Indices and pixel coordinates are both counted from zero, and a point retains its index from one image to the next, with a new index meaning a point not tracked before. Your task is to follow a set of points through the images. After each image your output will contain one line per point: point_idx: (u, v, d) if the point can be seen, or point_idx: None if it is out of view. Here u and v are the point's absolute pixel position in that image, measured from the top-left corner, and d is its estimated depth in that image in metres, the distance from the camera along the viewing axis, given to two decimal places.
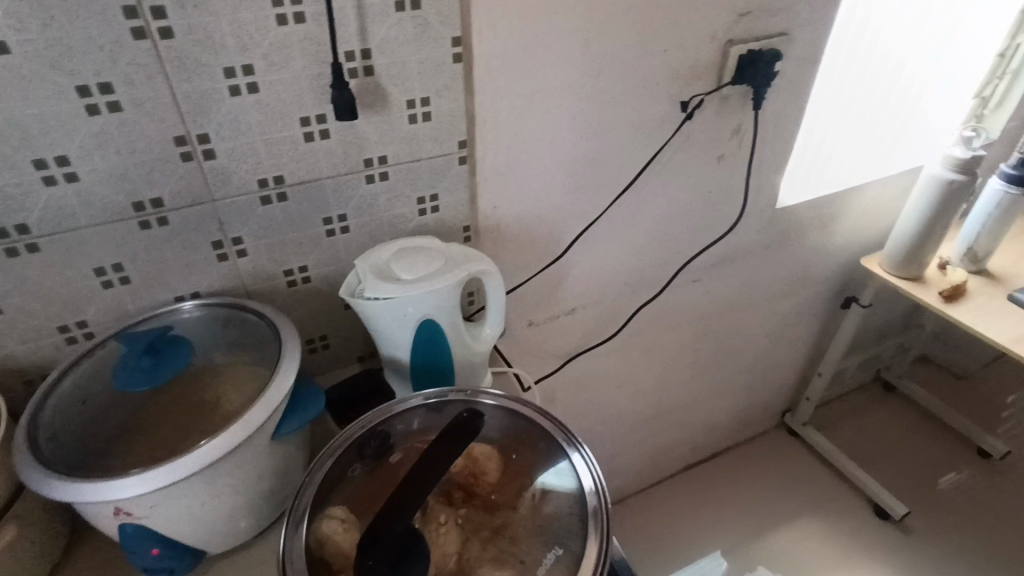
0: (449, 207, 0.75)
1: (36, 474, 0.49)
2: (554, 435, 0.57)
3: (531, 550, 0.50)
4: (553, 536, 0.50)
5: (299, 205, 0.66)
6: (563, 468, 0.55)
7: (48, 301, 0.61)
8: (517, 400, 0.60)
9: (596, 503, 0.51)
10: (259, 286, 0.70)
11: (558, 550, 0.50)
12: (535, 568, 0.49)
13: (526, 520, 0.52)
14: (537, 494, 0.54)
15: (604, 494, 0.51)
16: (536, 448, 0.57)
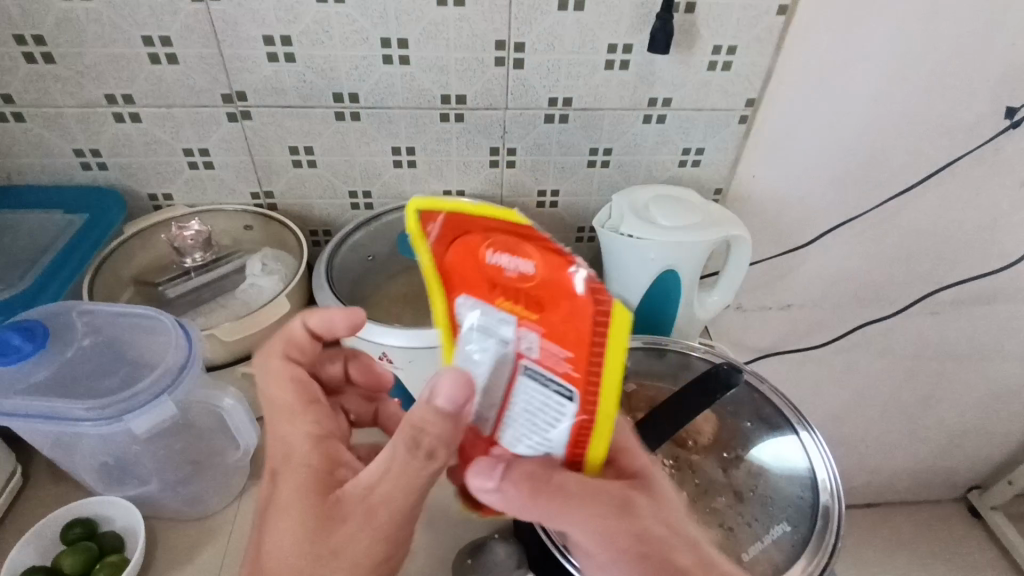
0: (711, 165, 0.74)
1: (332, 306, 0.59)
2: (788, 413, 0.55)
3: (757, 516, 0.50)
4: (780, 511, 0.50)
5: (575, 130, 0.69)
6: (795, 448, 0.53)
7: (350, 166, 0.70)
8: (752, 373, 0.58)
9: (830, 503, 0.49)
10: (514, 199, 0.74)
11: (785, 526, 0.49)
12: (759, 534, 0.48)
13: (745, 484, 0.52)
14: (753, 469, 0.53)
15: (841, 493, 0.49)
16: (761, 425, 0.55)
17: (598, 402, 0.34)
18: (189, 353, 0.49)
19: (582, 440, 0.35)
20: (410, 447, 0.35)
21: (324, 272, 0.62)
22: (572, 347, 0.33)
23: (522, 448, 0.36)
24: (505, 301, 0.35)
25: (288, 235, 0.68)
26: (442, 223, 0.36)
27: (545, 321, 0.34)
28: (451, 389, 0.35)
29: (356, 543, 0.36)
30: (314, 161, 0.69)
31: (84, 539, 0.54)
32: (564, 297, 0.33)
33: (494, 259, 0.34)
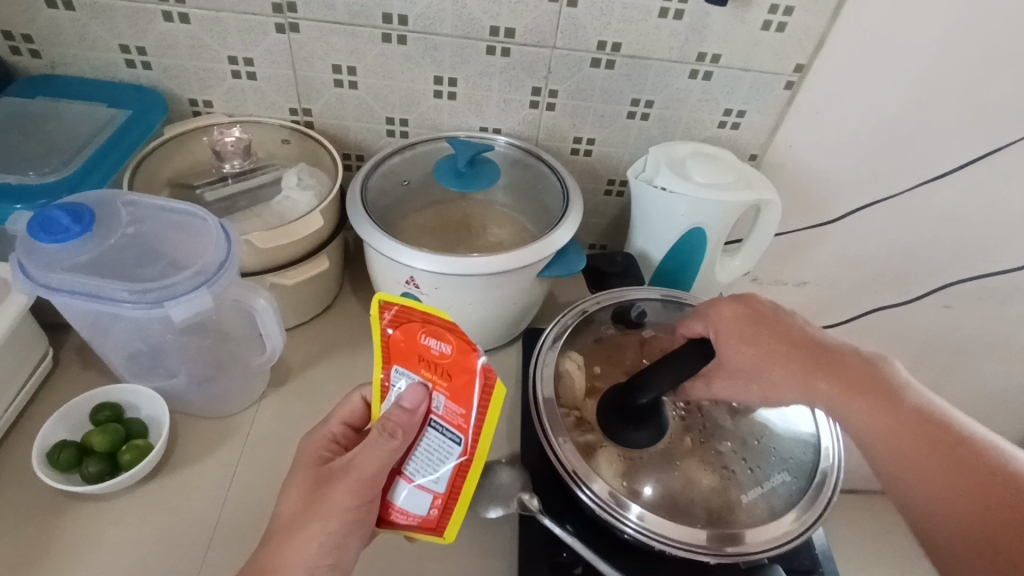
0: (750, 129, 0.74)
1: (365, 226, 0.61)
2: None
3: (761, 464, 0.52)
4: (783, 463, 0.52)
5: (619, 78, 0.68)
6: (804, 413, 0.55)
7: (391, 92, 0.70)
8: None
9: (829, 469, 0.52)
10: (549, 143, 0.74)
11: (785, 476, 0.52)
12: (760, 481, 0.51)
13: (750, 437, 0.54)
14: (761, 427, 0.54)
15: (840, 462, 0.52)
16: None
17: (479, 448, 0.44)
18: (228, 254, 0.50)
19: (462, 473, 0.45)
20: (379, 431, 0.45)
21: (360, 194, 0.63)
22: (465, 408, 0.43)
23: (421, 480, 0.46)
24: (425, 372, 0.44)
25: (323, 154, 0.68)
26: (397, 311, 0.44)
27: (451, 388, 0.43)
28: (412, 396, 0.44)
29: (338, 496, 0.46)
30: (356, 83, 0.69)
31: (112, 421, 0.56)
32: (467, 375, 0.42)
33: (423, 342, 0.43)
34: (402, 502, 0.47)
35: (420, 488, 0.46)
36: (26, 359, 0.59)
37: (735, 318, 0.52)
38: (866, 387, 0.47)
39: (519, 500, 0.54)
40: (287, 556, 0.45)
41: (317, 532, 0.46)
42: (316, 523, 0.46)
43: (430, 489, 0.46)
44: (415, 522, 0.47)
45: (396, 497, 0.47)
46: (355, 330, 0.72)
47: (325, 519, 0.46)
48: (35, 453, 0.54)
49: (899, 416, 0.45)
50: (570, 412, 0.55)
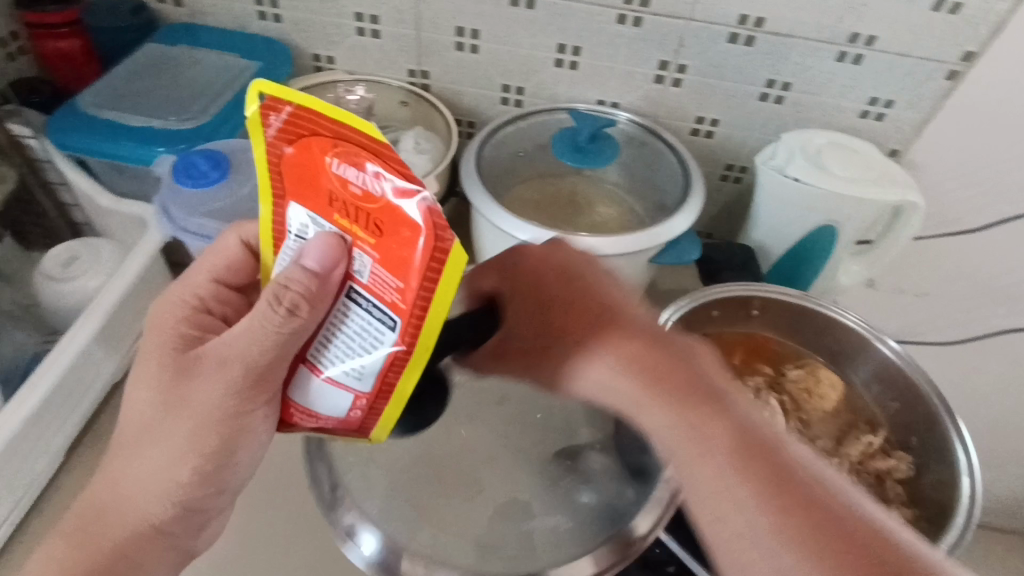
0: (896, 121, 0.67)
1: (479, 195, 0.60)
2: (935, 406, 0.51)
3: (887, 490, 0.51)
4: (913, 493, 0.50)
5: (757, 56, 0.63)
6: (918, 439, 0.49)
7: (512, 59, 0.68)
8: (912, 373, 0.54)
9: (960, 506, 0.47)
10: (668, 122, 0.71)
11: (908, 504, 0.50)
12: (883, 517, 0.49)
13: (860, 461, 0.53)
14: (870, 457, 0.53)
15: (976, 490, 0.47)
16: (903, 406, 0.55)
17: (421, 335, 0.33)
18: None
19: (399, 366, 0.35)
20: (277, 298, 0.35)
21: (474, 160, 0.62)
22: (400, 278, 0.32)
23: (340, 376, 0.36)
24: (339, 217, 0.34)
25: (438, 119, 0.68)
26: (292, 117, 0.33)
27: (378, 246, 0.33)
28: (322, 253, 0.34)
29: (202, 397, 0.39)
30: (477, 47, 0.67)
31: None
32: (395, 222, 0.31)
33: (330, 169, 0.33)
34: (316, 393, 0.38)
35: (338, 381, 0.36)
36: (154, 295, 0.62)
37: (635, 354, 0.41)
38: (702, 416, 0.38)
39: None
40: (142, 466, 0.40)
41: (175, 438, 0.40)
42: (169, 431, 0.40)
43: (353, 386, 0.36)
44: (336, 422, 0.39)
45: (305, 390, 0.39)
46: None
47: (170, 428, 0.40)
48: None
49: (766, 489, 0.35)
50: None
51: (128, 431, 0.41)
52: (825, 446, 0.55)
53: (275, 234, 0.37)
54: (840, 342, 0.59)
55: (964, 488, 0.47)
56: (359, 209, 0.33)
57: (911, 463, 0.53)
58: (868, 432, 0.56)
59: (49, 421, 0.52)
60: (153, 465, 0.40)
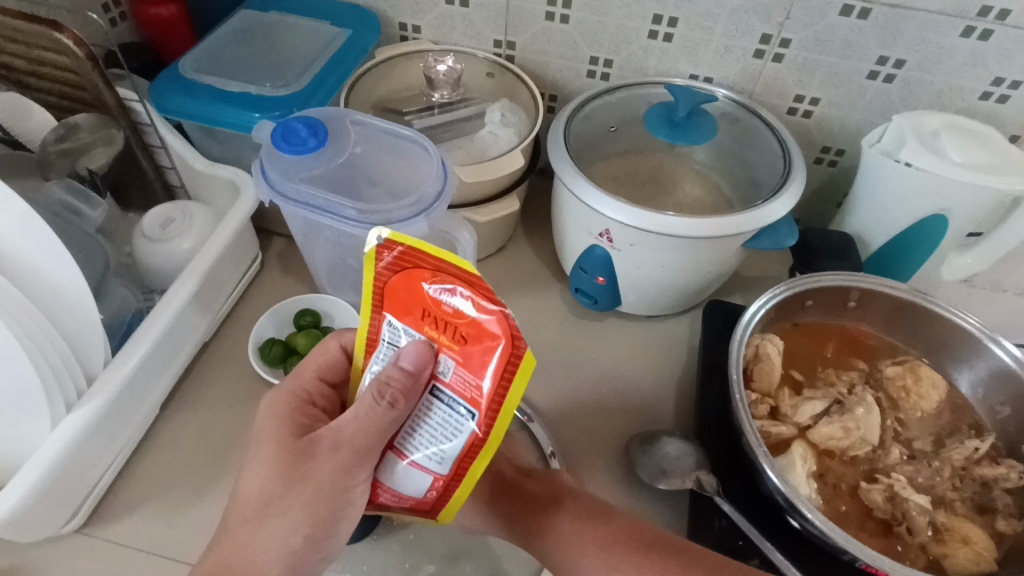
0: (1022, 104, 0.61)
1: (566, 169, 0.58)
2: None
3: (987, 504, 0.48)
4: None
5: (871, 30, 0.59)
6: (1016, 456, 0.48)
7: (602, 29, 0.65)
8: None
9: None
10: (763, 100, 0.67)
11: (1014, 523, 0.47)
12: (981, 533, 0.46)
13: (959, 470, 0.50)
14: (969, 462, 0.50)
15: None
16: (1018, 414, 0.51)
17: (496, 425, 0.39)
18: (444, 185, 0.50)
19: (473, 451, 0.40)
20: (376, 398, 0.38)
21: (562, 132, 0.61)
22: (482, 378, 0.38)
23: (421, 459, 0.41)
24: (430, 330, 0.39)
25: (524, 91, 0.66)
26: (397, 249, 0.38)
27: (465, 352, 0.38)
28: (415, 356, 0.38)
29: (319, 480, 0.41)
30: (567, 17, 0.65)
31: (313, 326, 0.60)
32: (485, 336, 0.37)
33: (430, 292, 0.38)
34: (396, 480, 0.42)
35: (420, 466, 0.41)
36: (242, 260, 0.64)
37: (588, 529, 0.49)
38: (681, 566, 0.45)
39: (696, 478, 0.51)
40: (249, 548, 0.41)
41: (286, 518, 0.41)
42: (278, 519, 0.41)
43: (433, 469, 0.40)
44: (409, 504, 0.43)
45: (388, 474, 0.42)
46: (529, 275, 0.72)
47: (288, 508, 0.41)
48: (250, 345, 0.59)
49: None
50: (760, 398, 0.52)
51: (234, 519, 0.42)
52: (923, 448, 0.51)
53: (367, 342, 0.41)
54: (947, 339, 0.55)
55: None
56: (451, 323, 0.38)
57: (1023, 473, 0.49)
58: (973, 435, 0.52)
59: (150, 376, 0.53)
60: (263, 545, 0.41)
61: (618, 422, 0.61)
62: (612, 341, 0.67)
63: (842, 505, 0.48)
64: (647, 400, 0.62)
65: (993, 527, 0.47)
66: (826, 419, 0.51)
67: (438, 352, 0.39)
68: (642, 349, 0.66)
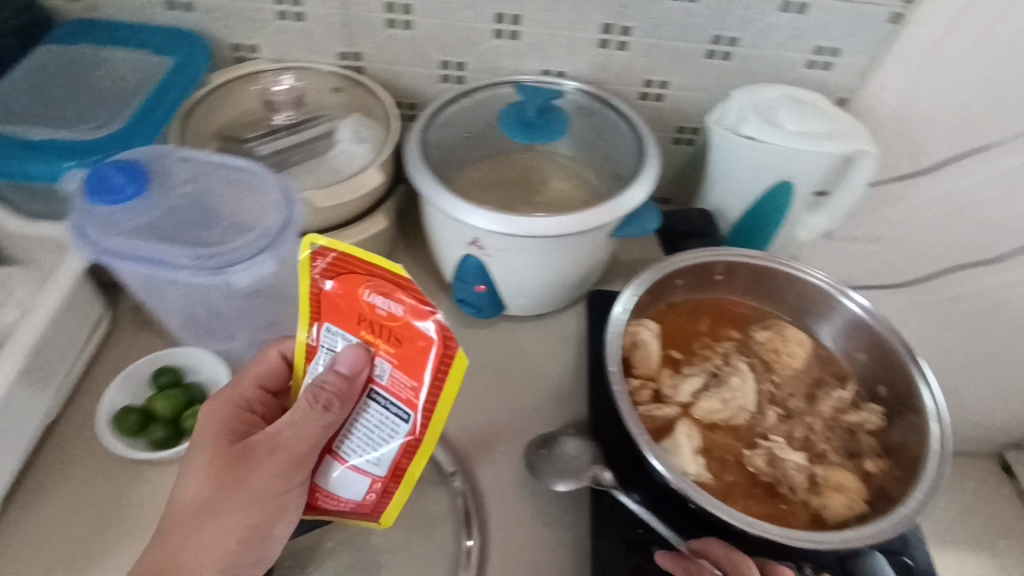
0: (843, 69, 0.66)
1: (425, 182, 0.56)
2: (906, 359, 0.51)
3: (857, 448, 0.52)
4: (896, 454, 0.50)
5: (702, 12, 0.61)
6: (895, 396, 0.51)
7: (448, 33, 0.64)
8: (882, 325, 0.54)
9: (936, 449, 0.47)
10: (616, 88, 0.68)
11: (879, 461, 0.50)
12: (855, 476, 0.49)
13: (827, 420, 0.53)
14: (836, 411, 0.54)
15: (947, 421, 0.48)
16: (874, 358, 0.55)
17: (430, 425, 0.42)
18: (288, 216, 0.47)
19: (408, 453, 0.43)
20: (311, 402, 0.42)
21: (418, 145, 0.58)
22: (415, 379, 0.41)
23: (358, 462, 0.44)
24: (365, 334, 0.42)
25: (375, 103, 0.64)
26: (333, 257, 0.41)
27: (399, 355, 0.41)
28: (350, 360, 0.41)
29: (259, 481, 0.44)
30: (410, 24, 0.63)
31: (173, 385, 0.56)
32: (416, 337, 0.41)
33: (367, 298, 0.41)
34: (336, 482, 0.45)
35: (358, 469, 0.44)
36: (83, 324, 0.57)
37: None
38: None
39: (592, 474, 0.51)
40: (186, 551, 0.43)
41: (224, 520, 0.44)
42: (217, 522, 0.44)
43: (371, 471, 0.44)
44: (349, 506, 0.46)
45: (327, 477, 0.46)
46: None
47: (227, 508, 0.44)
48: (101, 418, 0.54)
49: None
50: (642, 384, 0.53)
51: (173, 522, 0.44)
52: (796, 405, 0.54)
53: (305, 349, 0.44)
54: (804, 298, 0.58)
55: (936, 434, 0.48)
56: (385, 326, 0.41)
57: (881, 414, 0.53)
58: (837, 385, 0.56)
59: None
60: (200, 548, 0.43)
61: (516, 427, 0.60)
62: (503, 346, 0.66)
63: (729, 475, 0.50)
64: (542, 400, 0.62)
65: (863, 469, 0.50)
66: (705, 394, 0.52)
67: (375, 355, 0.42)
68: (533, 349, 0.66)
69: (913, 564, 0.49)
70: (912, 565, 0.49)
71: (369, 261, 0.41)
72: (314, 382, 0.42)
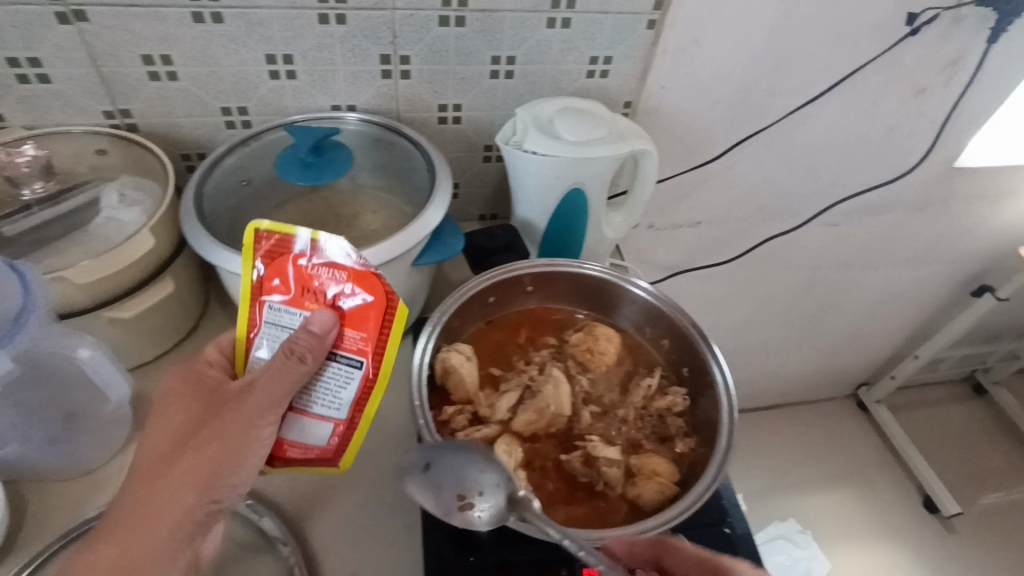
0: (620, 76, 0.70)
1: (202, 240, 0.53)
2: (697, 341, 0.55)
3: (669, 432, 0.54)
4: (701, 431, 0.53)
5: (473, 35, 0.62)
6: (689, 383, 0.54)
7: (220, 80, 0.61)
8: (674, 309, 0.57)
9: (725, 423, 0.50)
10: (412, 115, 0.68)
11: (690, 441, 0.53)
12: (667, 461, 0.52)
13: (640, 409, 0.56)
14: (647, 399, 0.56)
15: (734, 394, 0.51)
16: (675, 341, 0.58)
17: (380, 371, 0.46)
18: (26, 301, 0.43)
19: (367, 393, 0.46)
20: (285, 355, 0.43)
21: (194, 205, 0.55)
22: (365, 331, 0.45)
23: (321, 409, 0.47)
24: (314, 305, 0.45)
25: (150, 160, 0.60)
26: (277, 237, 0.45)
27: (348, 312, 0.45)
28: (320, 320, 0.44)
29: (240, 424, 0.44)
30: (175, 74, 0.60)
31: None
32: (362, 293, 0.44)
33: (314, 271, 0.45)
34: (299, 435, 0.47)
35: (320, 416, 0.47)
36: None
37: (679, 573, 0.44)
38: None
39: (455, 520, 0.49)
40: (164, 492, 0.43)
41: (205, 459, 0.44)
42: (187, 467, 0.44)
43: (332, 415, 0.47)
44: (314, 454, 0.48)
45: (292, 431, 0.47)
46: None
47: (210, 446, 0.44)
48: None
49: None
50: (459, 409, 0.53)
51: (150, 469, 0.44)
52: (611, 400, 0.56)
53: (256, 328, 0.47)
54: (606, 295, 0.61)
55: (725, 407, 0.51)
56: (333, 291, 0.45)
57: (685, 395, 0.56)
58: (647, 373, 0.59)
59: None
60: (176, 489, 0.43)
61: (351, 472, 0.57)
62: None
63: (550, 484, 0.51)
64: (378, 439, 0.60)
65: (676, 451, 0.53)
66: (521, 407, 0.53)
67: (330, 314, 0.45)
68: None
69: (732, 533, 0.52)
70: (731, 534, 0.52)
71: (316, 236, 0.44)
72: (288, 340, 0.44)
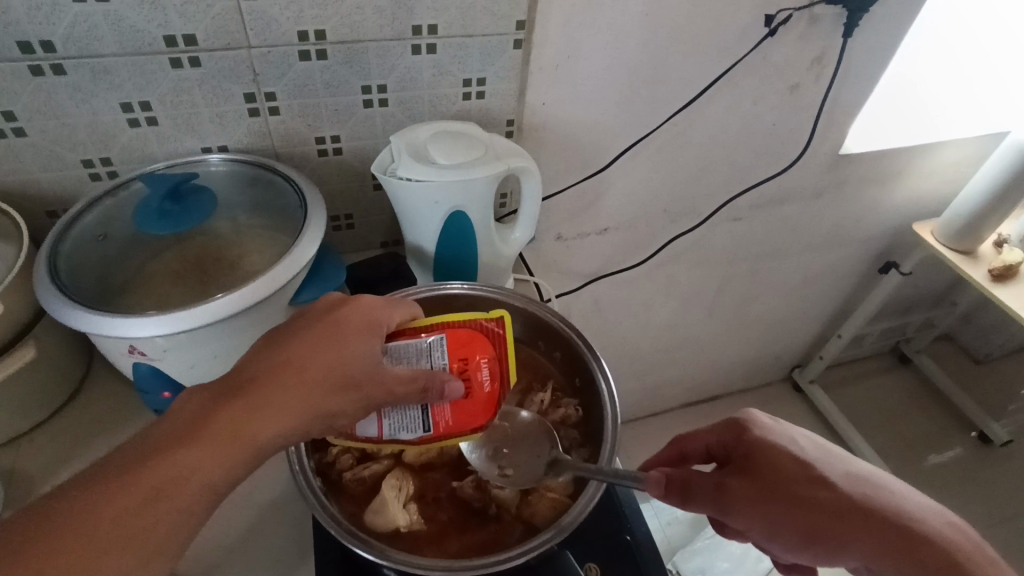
0: (497, 95, 0.71)
1: (55, 302, 0.50)
2: (581, 351, 0.55)
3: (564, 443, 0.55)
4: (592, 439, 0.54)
5: (339, 67, 0.62)
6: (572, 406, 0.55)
7: (74, 131, 0.59)
8: (555, 322, 0.57)
9: (608, 431, 0.51)
10: (289, 150, 0.67)
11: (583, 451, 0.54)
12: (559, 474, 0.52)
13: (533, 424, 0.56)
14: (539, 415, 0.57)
15: (617, 401, 0.52)
16: (563, 352, 0.58)
17: (425, 444, 0.49)
18: None
19: (409, 441, 0.49)
20: (418, 385, 0.47)
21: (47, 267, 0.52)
22: (453, 418, 0.48)
23: (386, 421, 0.48)
24: (455, 371, 0.49)
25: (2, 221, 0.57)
26: (500, 333, 0.51)
27: (466, 400, 0.49)
28: (453, 387, 0.48)
29: (378, 390, 0.46)
30: (22, 129, 0.57)
31: None
32: (484, 403, 0.49)
33: (483, 365, 0.49)
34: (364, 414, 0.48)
35: (378, 422, 0.48)
36: None
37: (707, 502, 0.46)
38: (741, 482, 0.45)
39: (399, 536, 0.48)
40: (290, 409, 0.43)
41: (334, 403, 0.44)
42: (324, 398, 0.44)
43: (380, 429, 0.49)
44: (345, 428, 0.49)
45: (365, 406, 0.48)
46: (115, 409, 0.62)
47: (348, 395, 0.45)
48: None
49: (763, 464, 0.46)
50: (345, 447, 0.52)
51: (280, 373, 0.43)
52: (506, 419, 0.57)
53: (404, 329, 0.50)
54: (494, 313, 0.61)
55: (608, 415, 0.52)
56: (472, 374, 0.49)
57: (577, 405, 0.57)
58: (541, 387, 0.59)
59: None
60: (302, 410, 0.43)
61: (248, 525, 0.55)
62: None
63: (443, 513, 0.50)
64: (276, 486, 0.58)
65: None
66: None
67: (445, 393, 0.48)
68: None
69: (632, 539, 0.52)
70: (632, 541, 0.52)
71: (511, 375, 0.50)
72: (424, 378, 0.47)
